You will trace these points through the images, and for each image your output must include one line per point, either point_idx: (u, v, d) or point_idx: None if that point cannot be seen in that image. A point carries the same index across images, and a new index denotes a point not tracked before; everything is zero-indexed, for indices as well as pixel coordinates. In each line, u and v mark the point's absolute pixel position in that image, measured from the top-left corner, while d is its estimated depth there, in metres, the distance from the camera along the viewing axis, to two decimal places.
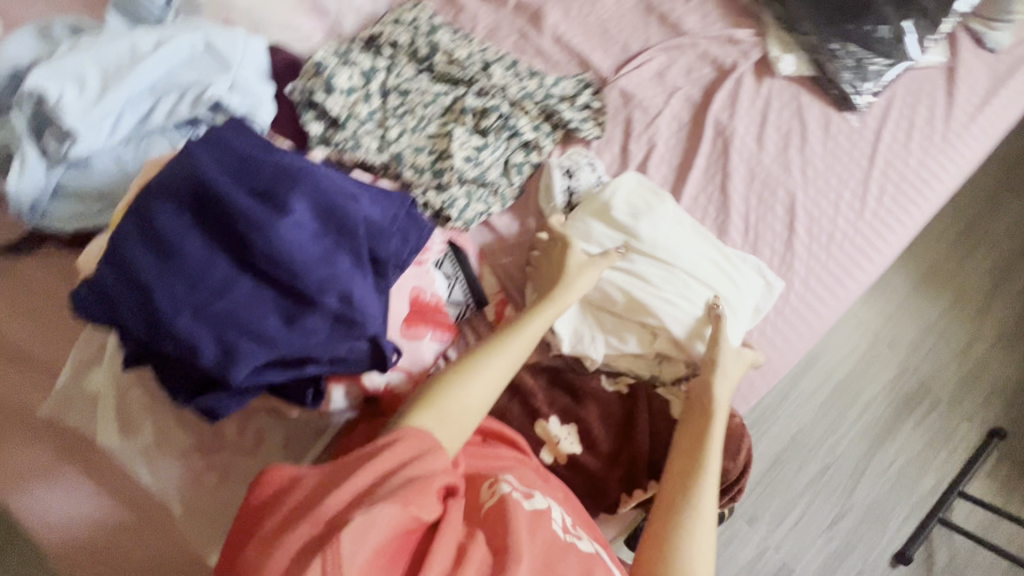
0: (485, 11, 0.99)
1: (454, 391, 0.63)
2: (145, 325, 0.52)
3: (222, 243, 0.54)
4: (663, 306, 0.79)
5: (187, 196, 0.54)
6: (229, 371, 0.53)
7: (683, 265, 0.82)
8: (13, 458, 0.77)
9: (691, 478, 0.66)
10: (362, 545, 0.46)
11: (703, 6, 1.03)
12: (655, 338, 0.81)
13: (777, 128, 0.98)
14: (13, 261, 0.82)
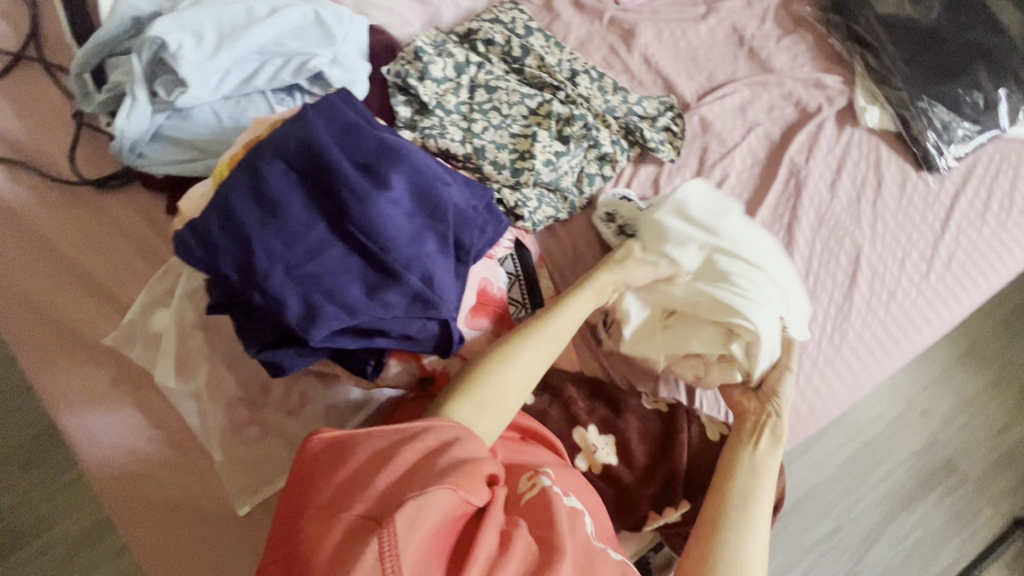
0: (579, 21, 1.00)
1: (494, 376, 0.65)
2: (239, 273, 0.54)
3: (322, 208, 0.57)
4: (746, 307, 0.75)
5: (298, 160, 0.57)
6: (309, 331, 0.54)
7: (767, 269, 0.80)
8: (70, 380, 0.80)
9: (746, 495, 0.68)
10: (416, 522, 0.47)
11: (795, 47, 1.03)
12: (727, 344, 0.77)
13: (852, 178, 0.98)
14: (99, 194, 0.86)
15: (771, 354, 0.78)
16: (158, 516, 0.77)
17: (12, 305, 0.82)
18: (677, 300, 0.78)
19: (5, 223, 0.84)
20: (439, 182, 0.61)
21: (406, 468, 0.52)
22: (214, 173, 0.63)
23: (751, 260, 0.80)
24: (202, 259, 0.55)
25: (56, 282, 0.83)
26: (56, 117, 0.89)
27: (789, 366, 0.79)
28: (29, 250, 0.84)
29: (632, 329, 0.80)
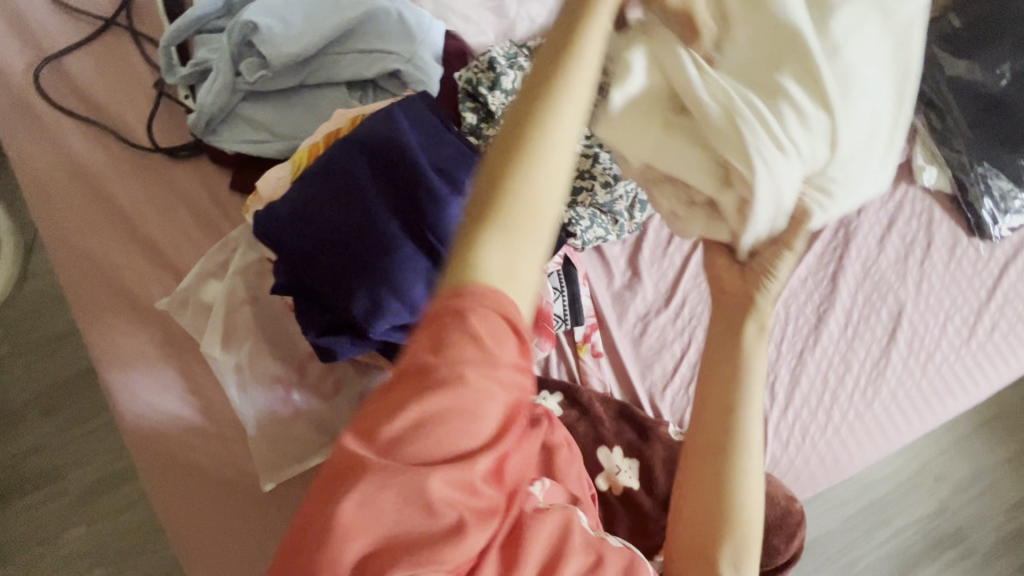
0: None
1: (518, 193, 0.43)
2: (316, 260, 0.58)
3: (399, 208, 0.61)
4: (761, 151, 0.50)
5: (378, 158, 0.61)
6: (370, 323, 0.58)
7: (857, 95, 0.54)
8: (116, 336, 0.82)
9: (720, 465, 0.57)
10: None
11: None
12: (723, 190, 0.53)
13: (902, 236, 0.98)
14: (169, 163, 0.89)
15: (771, 221, 0.54)
16: (183, 481, 0.77)
17: (68, 257, 0.84)
18: (700, 111, 0.51)
19: (75, 179, 0.87)
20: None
21: (384, 503, 0.39)
22: (294, 159, 0.66)
23: (828, 88, 0.52)
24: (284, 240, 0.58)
25: (114, 241, 0.85)
26: (138, 85, 0.92)
27: (794, 244, 0.56)
28: (93, 207, 0.86)
29: (626, 97, 0.52)
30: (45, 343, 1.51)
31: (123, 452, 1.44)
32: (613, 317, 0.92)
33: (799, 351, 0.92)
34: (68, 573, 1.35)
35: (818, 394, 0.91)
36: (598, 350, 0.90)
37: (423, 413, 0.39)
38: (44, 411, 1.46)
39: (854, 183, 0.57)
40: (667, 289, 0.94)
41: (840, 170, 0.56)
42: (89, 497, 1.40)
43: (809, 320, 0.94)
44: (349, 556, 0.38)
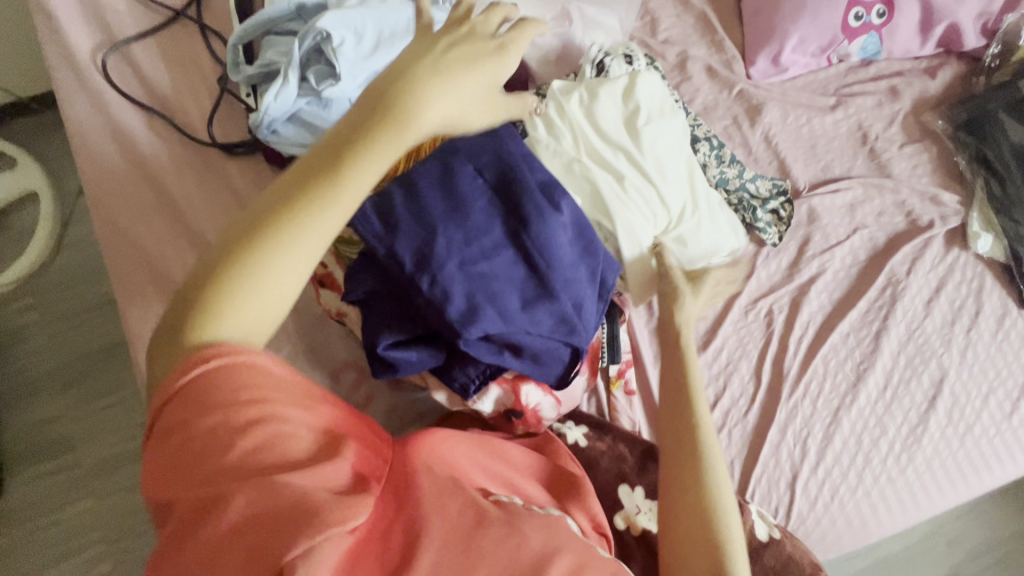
0: (708, 87, 1.00)
1: (275, 252, 0.42)
2: (416, 257, 0.61)
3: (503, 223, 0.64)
4: (621, 212, 0.76)
5: (489, 170, 0.66)
6: (465, 327, 0.62)
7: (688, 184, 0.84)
8: (155, 327, 0.81)
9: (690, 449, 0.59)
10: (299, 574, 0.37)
11: (917, 156, 1.00)
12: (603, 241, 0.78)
13: (950, 300, 0.96)
14: (225, 159, 0.89)
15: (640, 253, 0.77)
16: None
17: (116, 243, 0.84)
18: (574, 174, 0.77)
19: (131, 165, 0.88)
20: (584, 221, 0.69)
21: (229, 524, 0.39)
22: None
23: (651, 175, 0.79)
24: (381, 235, 0.62)
25: (164, 231, 0.86)
26: (201, 79, 0.93)
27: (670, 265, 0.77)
28: (147, 196, 0.87)
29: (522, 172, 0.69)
30: (73, 314, 1.53)
31: (138, 430, 1.46)
32: (650, 357, 0.91)
33: (834, 408, 0.91)
34: (73, 544, 1.37)
35: (851, 455, 0.89)
36: (631, 387, 0.89)
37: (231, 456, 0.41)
38: (66, 382, 1.48)
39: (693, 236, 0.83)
40: (706, 332, 0.92)
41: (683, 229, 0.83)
42: (103, 470, 1.42)
43: (848, 378, 0.92)
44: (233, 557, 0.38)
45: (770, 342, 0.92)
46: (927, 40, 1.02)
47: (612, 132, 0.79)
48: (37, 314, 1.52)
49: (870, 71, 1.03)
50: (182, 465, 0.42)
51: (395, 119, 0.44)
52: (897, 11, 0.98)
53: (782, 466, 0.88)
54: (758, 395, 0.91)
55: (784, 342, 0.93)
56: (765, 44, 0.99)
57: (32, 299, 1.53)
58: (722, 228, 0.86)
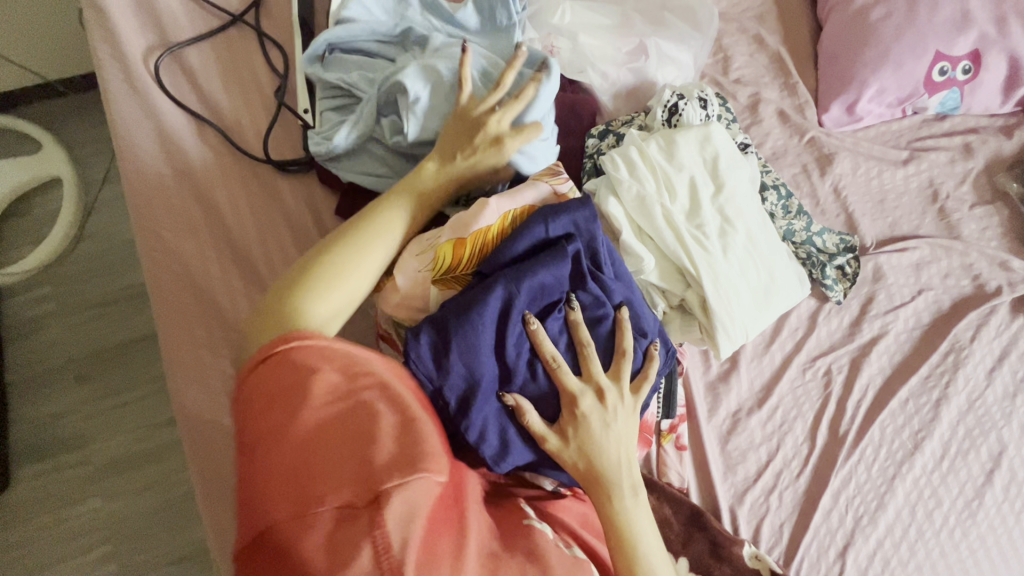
0: (779, 131, 0.96)
1: (341, 267, 0.61)
2: (458, 403, 0.60)
3: (427, 378, 0.59)
4: (703, 261, 0.73)
5: (540, 306, 0.64)
6: (498, 463, 0.63)
7: (767, 229, 0.79)
8: (198, 351, 0.78)
9: (630, 558, 0.59)
10: (409, 514, 0.45)
11: (987, 218, 0.97)
12: (685, 288, 0.74)
13: (1013, 370, 0.93)
14: (276, 176, 0.86)
15: (718, 310, 0.73)
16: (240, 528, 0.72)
17: (158, 258, 0.80)
18: (656, 223, 0.73)
19: (178, 177, 0.84)
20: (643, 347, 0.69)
21: (339, 446, 0.48)
22: (436, 253, 0.66)
23: (732, 219, 0.76)
24: (433, 375, 0.59)
25: (208, 250, 0.82)
26: (256, 90, 0.89)
27: (620, 423, 0.64)
28: (194, 209, 0.83)
29: (620, 227, 0.73)
30: (89, 308, 1.49)
31: (148, 431, 1.42)
32: (704, 410, 0.87)
33: (889, 477, 0.88)
34: (80, 545, 1.33)
35: (904, 526, 0.86)
36: (682, 442, 0.85)
37: (347, 404, 0.50)
38: (78, 375, 1.44)
39: (779, 283, 0.78)
40: (761, 387, 0.89)
41: (771, 275, 0.77)
42: (111, 471, 1.38)
43: (904, 446, 0.89)
44: (350, 453, 0.47)
45: (826, 404, 0.90)
46: (1007, 98, 0.98)
47: (690, 174, 0.76)
48: (53, 305, 1.49)
49: (944, 125, 1.00)
50: (270, 396, 0.51)
51: (415, 188, 0.69)
52: (982, 67, 0.95)
53: (833, 534, 0.86)
54: (811, 457, 0.88)
55: (841, 404, 0.90)
56: (841, 91, 0.95)
57: (50, 288, 1.50)
58: (797, 280, 0.81)
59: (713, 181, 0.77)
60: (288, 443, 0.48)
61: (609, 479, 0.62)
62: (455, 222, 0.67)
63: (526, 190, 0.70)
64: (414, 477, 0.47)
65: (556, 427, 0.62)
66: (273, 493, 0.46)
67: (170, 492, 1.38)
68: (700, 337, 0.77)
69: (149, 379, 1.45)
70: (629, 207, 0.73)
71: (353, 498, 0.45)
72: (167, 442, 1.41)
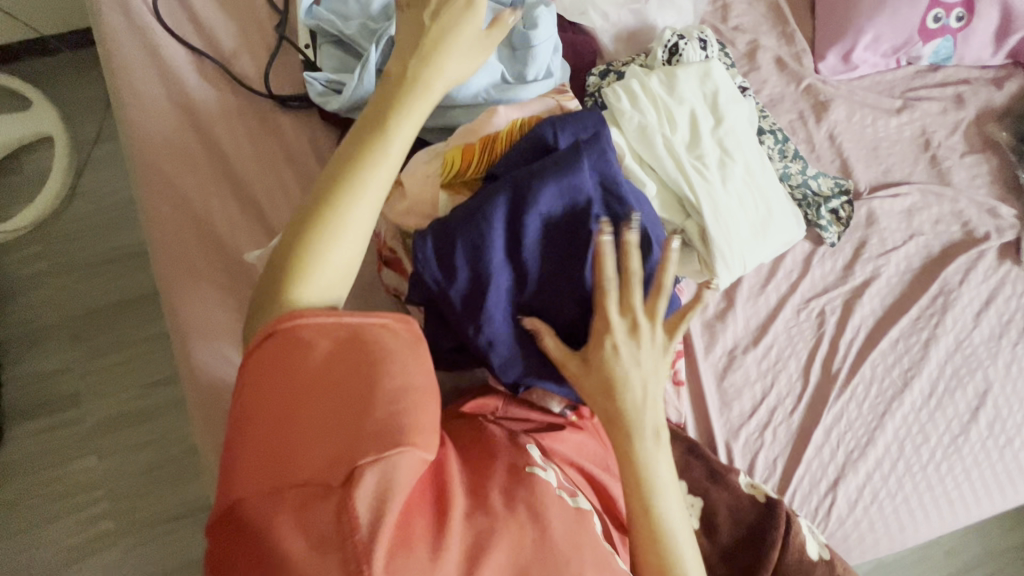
0: (776, 78, 0.97)
1: (326, 225, 0.56)
2: (464, 305, 0.61)
3: (436, 281, 0.60)
4: (703, 192, 0.74)
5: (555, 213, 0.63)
6: (504, 370, 0.64)
7: (765, 166, 0.80)
8: (199, 281, 0.78)
9: (641, 496, 0.59)
10: (386, 491, 0.45)
11: (978, 166, 0.99)
12: (684, 218, 0.76)
13: (999, 313, 0.95)
14: (277, 112, 0.85)
15: (717, 240, 0.75)
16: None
17: (157, 190, 0.80)
18: (657, 153, 0.74)
19: (177, 111, 0.83)
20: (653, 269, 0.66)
21: (317, 425, 0.47)
22: (443, 159, 0.66)
23: (732, 153, 0.78)
24: (439, 277, 0.60)
25: (209, 186, 0.82)
26: (256, 27, 0.89)
27: (646, 360, 0.62)
28: (194, 144, 0.83)
29: (623, 154, 0.74)
30: (83, 268, 1.47)
31: (145, 389, 1.42)
32: (701, 347, 0.89)
33: (879, 413, 0.91)
34: (78, 501, 1.33)
35: (893, 461, 0.90)
36: (680, 378, 0.87)
37: (331, 380, 0.50)
38: (71, 335, 1.43)
39: (775, 221, 0.79)
40: (758, 328, 0.91)
41: (768, 210, 0.79)
42: (107, 427, 1.38)
43: (894, 384, 0.92)
44: (328, 433, 0.47)
45: (820, 344, 0.92)
46: (998, 49, 1.01)
47: (692, 107, 0.77)
48: (46, 265, 1.47)
49: (938, 76, 1.01)
50: (263, 374, 0.51)
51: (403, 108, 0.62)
52: (975, 16, 0.97)
53: (823, 468, 0.89)
54: (804, 396, 0.91)
55: (833, 344, 0.92)
56: (837, 40, 0.97)
57: (41, 248, 1.47)
58: (794, 221, 0.82)
59: (715, 117, 0.78)
60: (274, 420, 0.49)
61: (628, 418, 0.60)
62: (462, 132, 0.69)
63: (533, 103, 0.73)
64: (394, 455, 0.46)
65: (572, 354, 0.62)
66: (252, 468, 0.47)
67: (171, 450, 1.38)
68: (699, 269, 0.78)
69: (147, 338, 1.45)
70: (630, 138, 0.75)
71: (326, 477, 0.45)
72: (166, 401, 1.41)
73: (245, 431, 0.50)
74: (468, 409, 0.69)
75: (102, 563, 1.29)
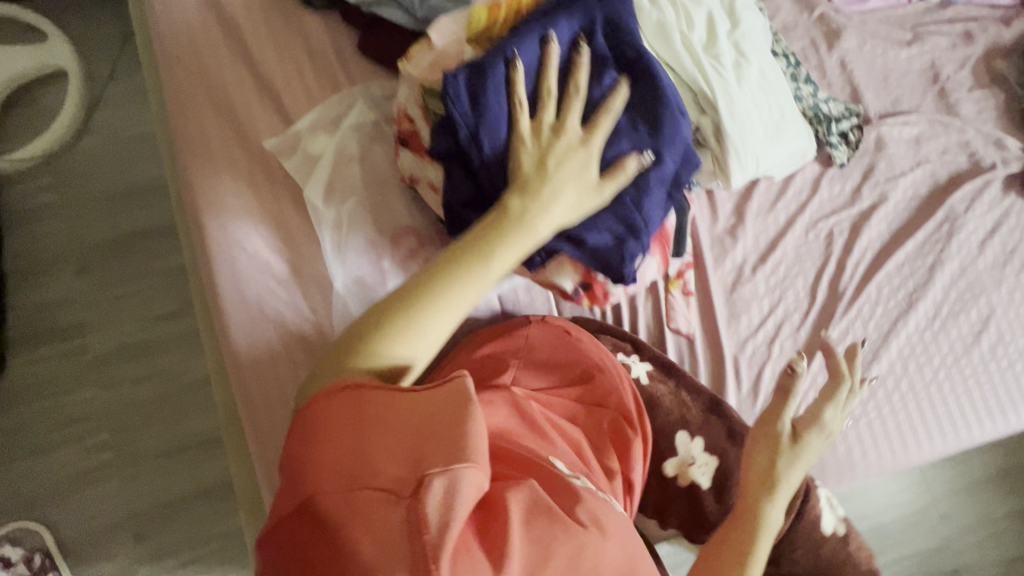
0: (789, 7, 0.99)
1: (424, 315, 0.51)
2: (492, 132, 0.61)
3: (465, 117, 0.60)
4: (720, 86, 0.76)
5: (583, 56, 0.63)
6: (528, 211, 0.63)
7: (778, 75, 0.82)
8: (219, 165, 0.80)
9: (742, 556, 0.66)
10: (456, 503, 0.40)
11: (985, 99, 1.01)
12: (700, 115, 0.77)
13: (1004, 242, 0.97)
14: (301, 14, 0.88)
15: (736, 137, 0.76)
16: (265, 334, 0.75)
17: (185, 82, 0.83)
18: (674, 48, 0.75)
19: (205, 9, 0.86)
20: (671, 113, 0.65)
21: (389, 442, 0.43)
22: (470, 16, 0.67)
23: (746, 55, 0.79)
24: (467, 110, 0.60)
25: (234, 82, 0.84)
26: None
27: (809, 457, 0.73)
28: (220, 40, 0.85)
29: None
30: (95, 201, 1.42)
31: (153, 323, 1.35)
32: (711, 260, 0.90)
33: (885, 332, 0.92)
34: (73, 436, 1.26)
35: (896, 378, 0.91)
36: (689, 289, 0.88)
37: (409, 406, 0.46)
38: (79, 268, 1.37)
39: (788, 126, 0.81)
40: (766, 245, 0.92)
41: (781, 114, 0.81)
42: (111, 359, 1.31)
43: (899, 304, 0.93)
44: (398, 441, 0.43)
45: (827, 263, 0.93)
46: None
47: (707, 8, 0.79)
48: (55, 196, 1.42)
49: (948, 12, 1.03)
50: (333, 403, 0.47)
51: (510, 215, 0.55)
52: None
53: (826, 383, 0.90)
54: (811, 312, 0.92)
55: (840, 264, 0.93)
56: None
57: (52, 180, 1.42)
58: (807, 137, 0.85)
59: (729, 21, 0.80)
60: (344, 436, 0.44)
61: (778, 488, 0.70)
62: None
63: None
64: (460, 467, 0.42)
65: (782, 443, 0.71)
66: (318, 469, 0.43)
67: (173, 384, 1.31)
68: (713, 170, 0.80)
69: (156, 272, 1.39)
70: (648, 33, 0.76)
71: (395, 484, 0.41)
72: (175, 334, 1.35)
73: (309, 442, 0.45)
74: (496, 352, 0.70)
75: (89, 499, 1.22)
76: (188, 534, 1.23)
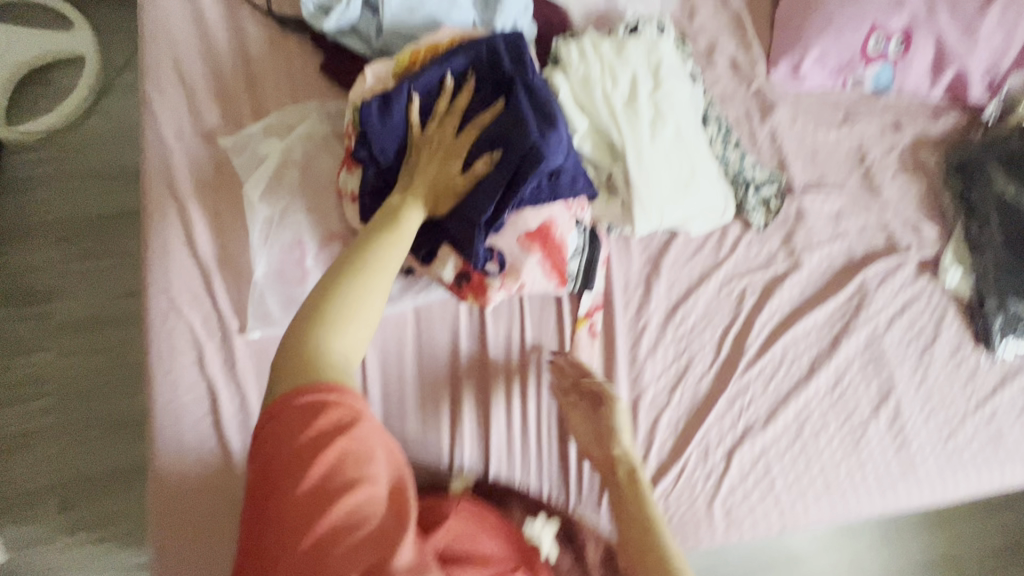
0: (729, 79, 1.07)
1: (355, 293, 0.57)
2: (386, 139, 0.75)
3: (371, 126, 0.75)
4: (631, 140, 0.83)
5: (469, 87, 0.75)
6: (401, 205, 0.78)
7: (695, 138, 0.89)
8: (177, 155, 0.88)
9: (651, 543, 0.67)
10: None
11: (907, 186, 1.06)
12: (612, 163, 0.84)
13: (911, 322, 1.00)
14: (275, 33, 0.97)
15: (641, 188, 0.83)
16: (191, 313, 0.83)
17: (159, 78, 0.91)
18: (594, 102, 0.83)
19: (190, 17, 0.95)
20: (520, 131, 0.72)
21: (360, 543, 0.48)
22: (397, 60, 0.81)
23: (664, 115, 0.86)
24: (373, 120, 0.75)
25: (202, 84, 0.92)
26: None
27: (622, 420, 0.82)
28: (198, 45, 0.94)
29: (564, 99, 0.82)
30: (82, 177, 1.46)
31: (112, 301, 1.37)
32: (620, 304, 0.94)
33: (783, 393, 0.95)
34: (24, 395, 1.28)
35: (790, 440, 0.94)
36: (596, 329, 0.93)
37: (380, 510, 0.50)
38: (60, 237, 1.41)
39: (697, 184, 0.88)
40: (679, 294, 0.97)
41: (693, 173, 0.87)
42: (71, 329, 1.34)
43: (801, 369, 0.96)
44: (370, 554, 0.48)
45: (735, 319, 0.97)
46: (936, 82, 1.08)
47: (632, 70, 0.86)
48: (49, 168, 1.46)
49: (880, 102, 1.10)
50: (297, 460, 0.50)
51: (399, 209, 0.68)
52: (914, 47, 1.05)
53: (720, 434, 0.92)
54: (714, 364, 0.95)
55: (749, 321, 0.97)
56: (789, 51, 1.06)
57: (49, 153, 1.47)
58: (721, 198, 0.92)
59: (653, 84, 0.88)
60: (313, 525, 0.48)
61: (633, 475, 0.77)
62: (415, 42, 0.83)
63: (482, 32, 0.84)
64: None
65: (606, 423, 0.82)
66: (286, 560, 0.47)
67: (117, 362, 1.32)
68: (622, 215, 0.86)
69: (120, 253, 1.41)
70: (574, 85, 0.83)
71: None
72: (129, 314, 1.36)
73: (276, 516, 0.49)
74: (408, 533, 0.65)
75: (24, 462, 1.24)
76: (113, 510, 1.24)
